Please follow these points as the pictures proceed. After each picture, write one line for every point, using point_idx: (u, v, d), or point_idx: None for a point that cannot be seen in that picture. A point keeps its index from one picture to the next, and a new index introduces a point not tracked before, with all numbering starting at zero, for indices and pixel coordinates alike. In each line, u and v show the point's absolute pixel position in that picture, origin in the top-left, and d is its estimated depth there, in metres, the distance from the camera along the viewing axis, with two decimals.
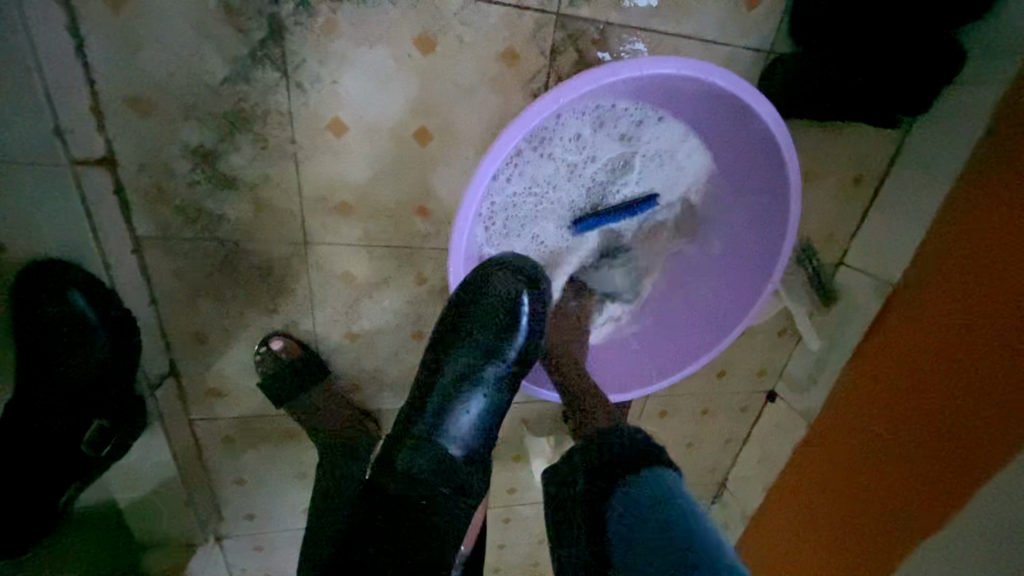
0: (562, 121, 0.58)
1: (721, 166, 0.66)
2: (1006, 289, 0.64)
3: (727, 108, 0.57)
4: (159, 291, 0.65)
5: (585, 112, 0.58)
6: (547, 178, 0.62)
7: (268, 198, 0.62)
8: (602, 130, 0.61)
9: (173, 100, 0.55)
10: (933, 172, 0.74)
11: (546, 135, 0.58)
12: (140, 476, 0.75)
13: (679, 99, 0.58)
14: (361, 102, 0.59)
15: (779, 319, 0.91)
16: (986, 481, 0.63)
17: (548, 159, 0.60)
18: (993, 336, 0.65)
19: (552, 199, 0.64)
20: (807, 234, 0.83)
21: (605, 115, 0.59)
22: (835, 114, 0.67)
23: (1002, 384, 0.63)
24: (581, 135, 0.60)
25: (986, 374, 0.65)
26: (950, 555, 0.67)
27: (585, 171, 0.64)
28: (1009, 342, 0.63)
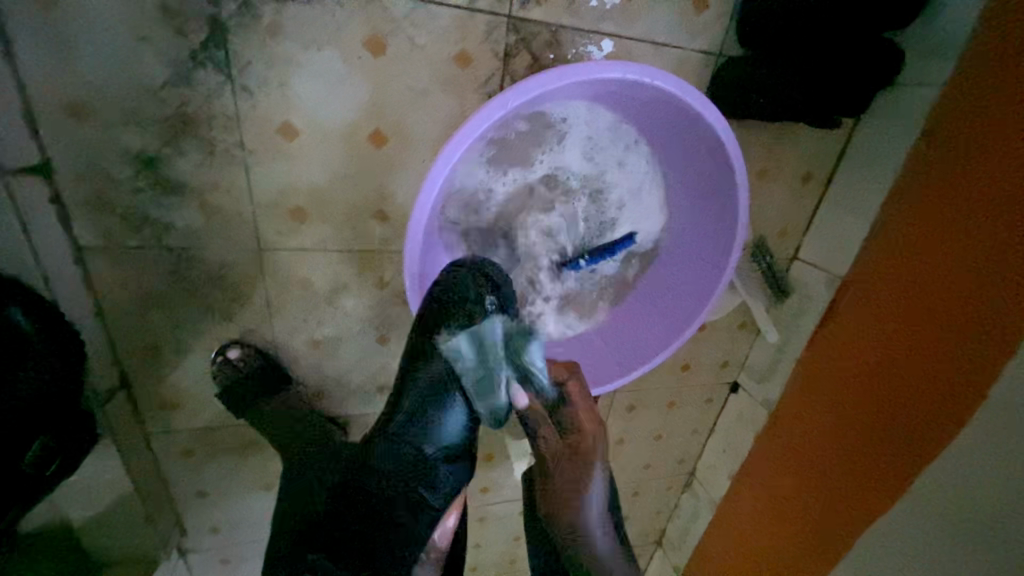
0: (533, 124, 0.59)
1: (680, 183, 0.68)
2: (943, 282, 0.67)
3: (683, 118, 0.59)
4: (105, 301, 0.63)
5: (557, 119, 0.61)
6: (512, 181, 0.63)
7: (218, 204, 0.61)
8: (578, 146, 0.64)
9: (111, 104, 0.53)
10: (876, 170, 0.77)
11: (516, 135, 0.60)
12: (93, 494, 0.72)
13: (652, 121, 0.62)
14: (312, 105, 0.58)
15: (738, 313, 0.94)
16: (924, 465, 0.67)
17: (514, 163, 0.62)
18: (930, 326, 0.68)
19: (519, 208, 0.66)
20: (762, 230, 0.85)
21: (580, 128, 0.62)
22: (785, 116, 0.69)
23: (936, 372, 0.67)
24: (559, 148, 0.63)
25: (922, 364, 0.69)
26: (899, 537, 0.70)
27: (555, 184, 0.66)
28: (944, 332, 0.66)
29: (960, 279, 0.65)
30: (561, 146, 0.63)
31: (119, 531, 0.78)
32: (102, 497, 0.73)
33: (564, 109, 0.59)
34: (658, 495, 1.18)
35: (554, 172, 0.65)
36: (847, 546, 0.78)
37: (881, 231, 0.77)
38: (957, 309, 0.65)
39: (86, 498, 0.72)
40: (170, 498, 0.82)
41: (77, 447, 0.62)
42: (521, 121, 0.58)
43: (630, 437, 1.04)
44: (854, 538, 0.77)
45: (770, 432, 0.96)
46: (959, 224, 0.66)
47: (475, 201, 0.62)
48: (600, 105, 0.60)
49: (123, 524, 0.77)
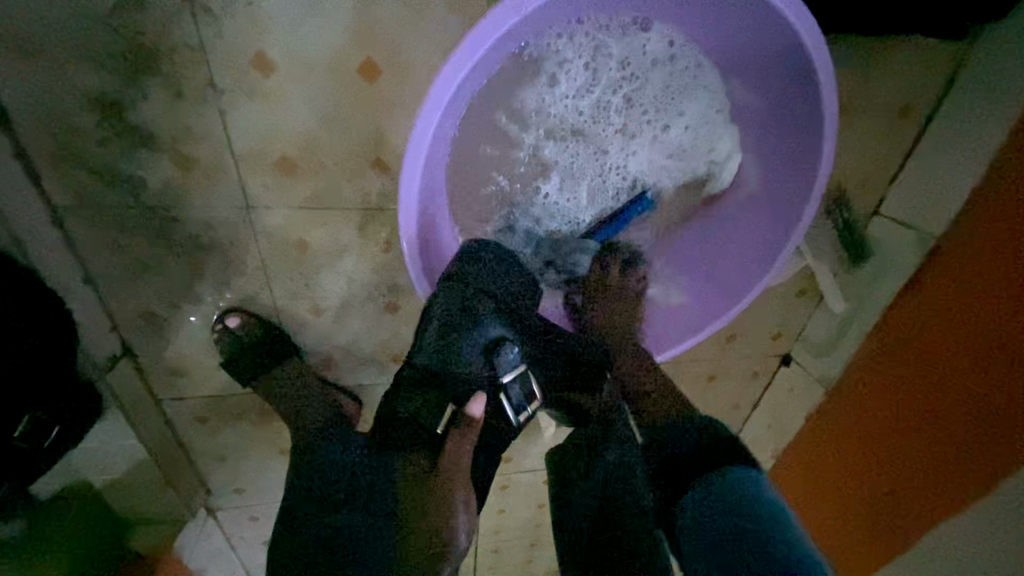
0: (619, 45, 0.50)
1: (748, 153, 0.57)
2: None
3: (771, 40, 0.46)
4: (92, 266, 0.59)
5: (640, 62, 0.52)
6: (558, 116, 0.54)
7: (195, 155, 0.53)
8: (642, 111, 0.55)
9: (59, 38, 0.46)
10: (1000, 97, 0.60)
11: (595, 57, 0.51)
12: (113, 456, 0.72)
13: (738, 80, 0.53)
14: (287, 29, 0.48)
15: (799, 277, 0.81)
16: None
17: (570, 96, 0.53)
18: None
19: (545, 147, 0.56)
20: (838, 179, 0.71)
21: (658, 87, 0.54)
22: (884, 25, 0.54)
23: None
24: (627, 103, 0.55)
25: None
26: (975, 532, 0.63)
27: (596, 144, 0.57)
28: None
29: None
30: (631, 104, 0.55)
31: (145, 491, 0.79)
32: (122, 461, 0.73)
33: (665, 44, 0.51)
34: None
35: (599, 132, 0.56)
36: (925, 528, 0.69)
37: (994, 177, 0.60)
38: None
39: (107, 460, 0.72)
40: (191, 462, 0.82)
41: (73, 416, 0.60)
42: (601, 20, 0.48)
43: None
44: (935, 525, 0.68)
45: (827, 407, 0.85)
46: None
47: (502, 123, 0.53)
48: None
49: (147, 483, 0.77)
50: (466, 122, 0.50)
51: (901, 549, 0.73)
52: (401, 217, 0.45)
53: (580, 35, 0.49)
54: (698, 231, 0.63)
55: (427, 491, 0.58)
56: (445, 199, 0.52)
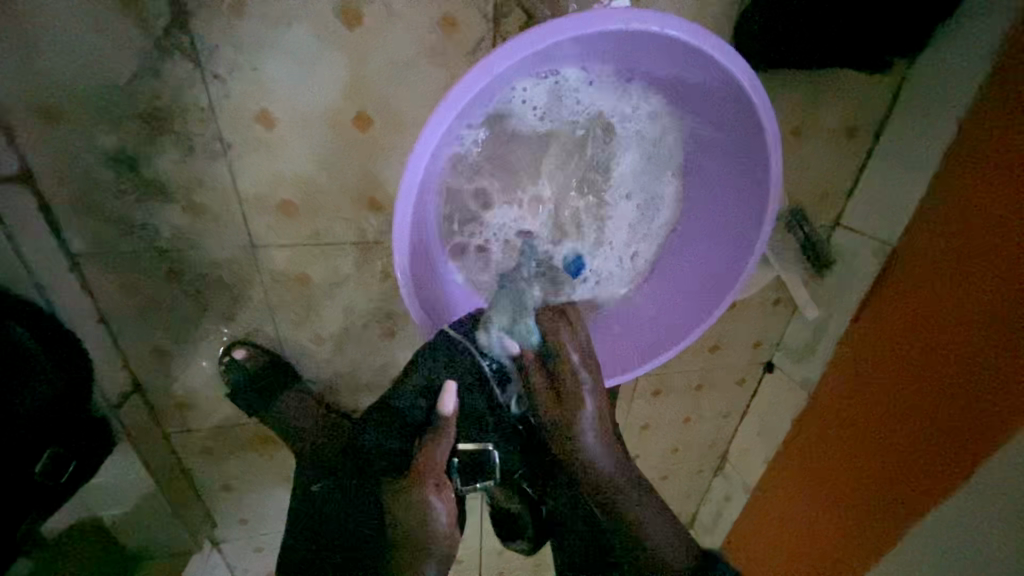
0: (583, 97, 0.56)
1: (705, 183, 0.62)
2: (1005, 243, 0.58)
3: (720, 86, 0.52)
4: (107, 307, 0.63)
5: (598, 113, 0.58)
6: (523, 160, 0.59)
7: (204, 202, 0.58)
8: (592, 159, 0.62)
9: (83, 104, 0.51)
10: (934, 117, 0.66)
11: (559, 109, 0.56)
12: (121, 491, 0.74)
13: (692, 125, 0.59)
14: (288, 88, 0.53)
15: (773, 288, 0.86)
16: (984, 453, 0.60)
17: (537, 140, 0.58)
18: (993, 294, 0.59)
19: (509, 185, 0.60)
20: (799, 195, 0.76)
21: (612, 136, 0.60)
22: (821, 60, 0.61)
23: (995, 355, 0.59)
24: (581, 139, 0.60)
25: (982, 344, 0.60)
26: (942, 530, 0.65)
27: (561, 182, 0.62)
28: (1007, 302, 0.58)
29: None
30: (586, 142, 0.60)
31: (152, 525, 0.80)
32: (130, 495, 0.75)
33: (623, 99, 0.57)
34: (690, 478, 1.14)
35: (560, 177, 0.62)
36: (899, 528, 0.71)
37: (937, 191, 0.67)
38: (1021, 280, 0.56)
39: (115, 495, 0.74)
40: (197, 493, 0.84)
41: (91, 452, 0.63)
42: (573, 73, 0.52)
43: (655, 423, 0.99)
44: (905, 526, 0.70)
45: (808, 414, 0.89)
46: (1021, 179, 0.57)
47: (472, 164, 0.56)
48: (604, 68, 0.52)
49: (154, 517, 0.79)
50: (450, 169, 0.54)
51: (877, 556, 0.74)
52: (394, 255, 0.49)
53: (554, 86, 0.53)
54: (662, 265, 0.68)
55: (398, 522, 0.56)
56: (429, 247, 0.55)
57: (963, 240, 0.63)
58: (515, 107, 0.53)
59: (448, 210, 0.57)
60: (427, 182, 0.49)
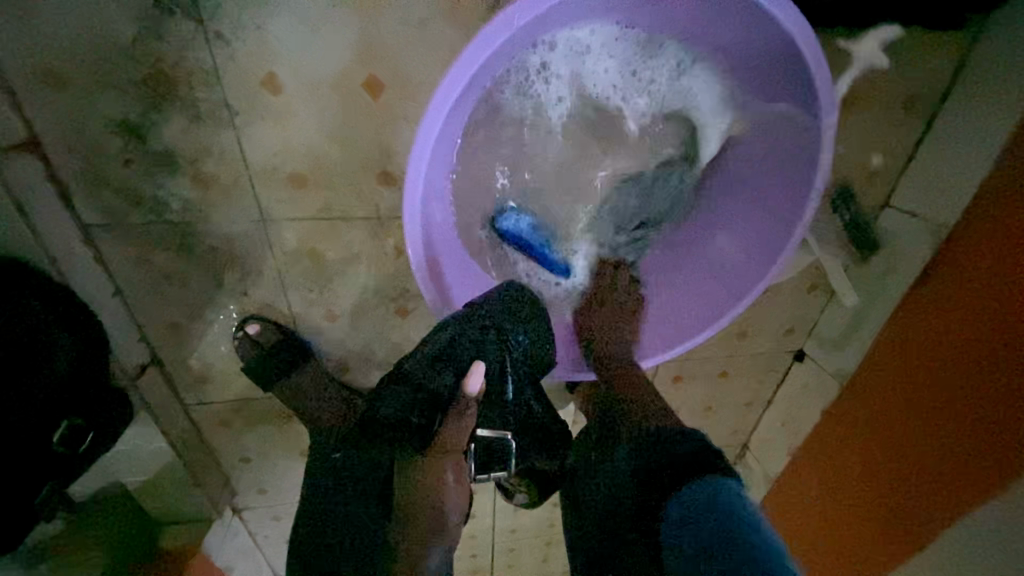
0: (629, 58, 0.53)
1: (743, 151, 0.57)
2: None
3: (769, 45, 0.46)
4: (121, 279, 0.62)
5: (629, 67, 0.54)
6: (561, 121, 0.57)
7: (212, 174, 0.56)
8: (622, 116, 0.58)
9: (85, 68, 0.49)
10: (1012, 83, 0.59)
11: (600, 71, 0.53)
12: (143, 460, 0.76)
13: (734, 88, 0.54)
14: (295, 51, 0.50)
15: (809, 272, 0.80)
16: None
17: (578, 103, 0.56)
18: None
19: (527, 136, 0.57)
20: (845, 171, 0.70)
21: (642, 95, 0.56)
22: (883, 17, 0.54)
23: None
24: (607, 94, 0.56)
25: None
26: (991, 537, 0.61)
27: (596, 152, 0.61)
28: None
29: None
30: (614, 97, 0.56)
31: (174, 492, 0.82)
32: (152, 463, 0.76)
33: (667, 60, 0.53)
34: None
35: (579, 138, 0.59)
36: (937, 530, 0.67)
37: (1001, 172, 0.60)
38: None
39: (138, 463, 0.76)
40: (217, 463, 0.85)
41: (109, 423, 0.63)
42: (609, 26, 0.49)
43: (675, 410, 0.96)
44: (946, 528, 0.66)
45: (840, 404, 0.84)
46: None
47: (499, 126, 0.54)
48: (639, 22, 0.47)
49: (175, 485, 0.81)
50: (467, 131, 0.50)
51: (912, 552, 0.71)
52: (406, 231, 0.47)
53: (595, 44, 0.50)
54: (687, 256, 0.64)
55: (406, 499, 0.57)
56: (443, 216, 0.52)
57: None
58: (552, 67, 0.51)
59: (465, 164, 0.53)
60: (441, 147, 0.46)
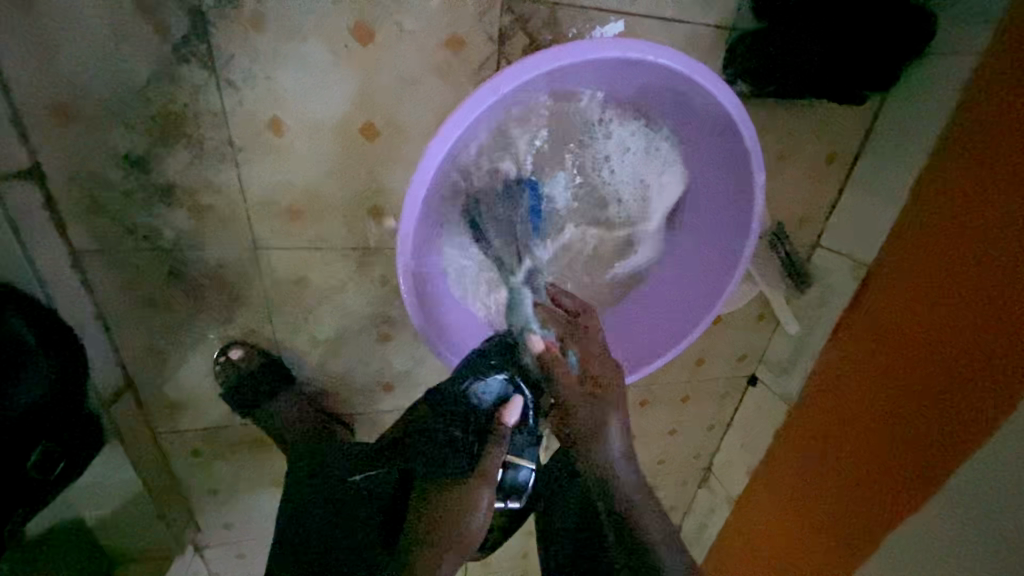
0: (636, 138, 0.61)
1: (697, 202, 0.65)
2: (991, 268, 0.60)
3: (710, 117, 0.56)
4: (106, 303, 0.63)
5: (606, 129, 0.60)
6: (563, 193, 0.63)
7: (210, 204, 0.60)
8: (612, 165, 0.62)
9: (98, 105, 0.52)
10: (907, 146, 0.71)
11: (614, 155, 0.62)
12: (107, 491, 0.73)
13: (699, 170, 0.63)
14: (300, 98, 0.56)
15: (756, 303, 0.89)
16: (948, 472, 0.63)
17: (586, 177, 0.63)
18: (973, 319, 0.62)
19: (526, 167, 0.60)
20: (781, 216, 0.80)
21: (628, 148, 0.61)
22: (800, 91, 0.65)
23: (967, 380, 0.62)
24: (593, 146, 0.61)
25: (954, 370, 0.63)
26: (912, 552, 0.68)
27: (596, 223, 0.65)
28: (977, 325, 0.61)
29: (1011, 266, 0.58)
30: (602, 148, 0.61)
31: (135, 527, 0.79)
32: (116, 496, 0.74)
33: (668, 154, 0.62)
34: (674, 491, 1.16)
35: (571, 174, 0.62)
36: (869, 547, 0.74)
37: (902, 224, 0.71)
38: (991, 307, 0.60)
39: (100, 495, 0.74)
40: (183, 496, 0.83)
41: (81, 450, 0.62)
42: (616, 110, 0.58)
43: (641, 434, 1.01)
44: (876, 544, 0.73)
45: (787, 427, 0.91)
46: (1004, 208, 0.59)
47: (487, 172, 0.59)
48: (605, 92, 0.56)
49: (137, 519, 0.78)
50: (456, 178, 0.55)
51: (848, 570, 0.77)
52: (399, 263, 0.51)
53: (610, 129, 0.60)
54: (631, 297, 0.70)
55: (424, 524, 0.56)
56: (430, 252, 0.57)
57: (946, 262, 0.65)
58: (569, 140, 0.60)
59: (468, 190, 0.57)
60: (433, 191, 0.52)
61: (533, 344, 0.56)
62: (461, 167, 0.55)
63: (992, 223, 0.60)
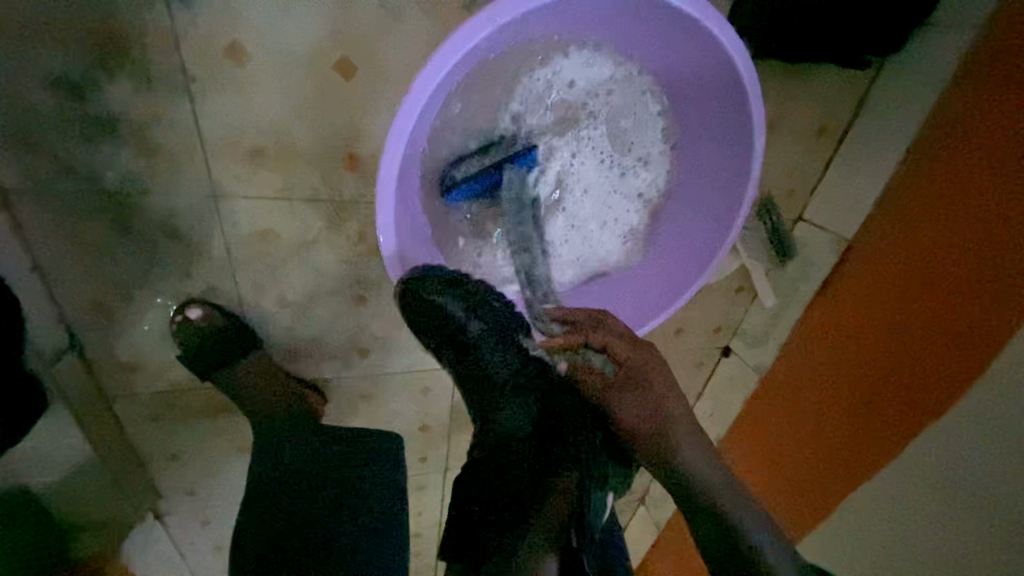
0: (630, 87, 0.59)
1: (690, 161, 0.62)
2: (988, 210, 0.61)
3: (712, 67, 0.53)
4: (42, 251, 0.56)
5: (602, 74, 0.58)
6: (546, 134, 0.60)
7: (161, 141, 0.53)
8: (606, 115, 0.60)
9: (23, 13, 0.45)
10: (897, 120, 0.71)
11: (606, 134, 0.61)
12: (51, 455, 0.68)
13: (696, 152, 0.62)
14: (267, 22, 0.50)
15: (738, 275, 0.89)
16: (936, 416, 0.66)
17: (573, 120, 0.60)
18: (960, 271, 0.63)
19: (515, 106, 0.57)
20: (769, 187, 0.80)
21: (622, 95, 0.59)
22: (799, 55, 0.63)
23: (953, 331, 0.64)
24: (590, 90, 0.58)
25: (938, 322, 0.66)
26: (894, 497, 0.71)
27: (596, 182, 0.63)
28: (965, 277, 0.63)
29: (1009, 233, 0.59)
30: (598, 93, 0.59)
31: (85, 493, 0.74)
32: (64, 460, 0.69)
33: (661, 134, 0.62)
34: None
35: (563, 120, 0.60)
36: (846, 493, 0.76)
37: (890, 193, 0.72)
38: (978, 258, 0.62)
39: (45, 461, 0.68)
40: (140, 463, 0.78)
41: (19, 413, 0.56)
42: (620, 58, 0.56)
43: None
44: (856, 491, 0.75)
45: (762, 392, 0.94)
46: (1000, 169, 0.60)
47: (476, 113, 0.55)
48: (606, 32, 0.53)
49: (90, 485, 0.73)
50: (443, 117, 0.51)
51: (823, 516, 0.80)
52: (377, 199, 0.47)
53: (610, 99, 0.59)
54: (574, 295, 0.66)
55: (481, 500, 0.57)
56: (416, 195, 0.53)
57: (945, 207, 0.65)
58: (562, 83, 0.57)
59: (451, 123, 0.54)
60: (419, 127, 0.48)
61: (561, 369, 0.58)
62: (455, 98, 0.50)
63: (980, 181, 0.62)
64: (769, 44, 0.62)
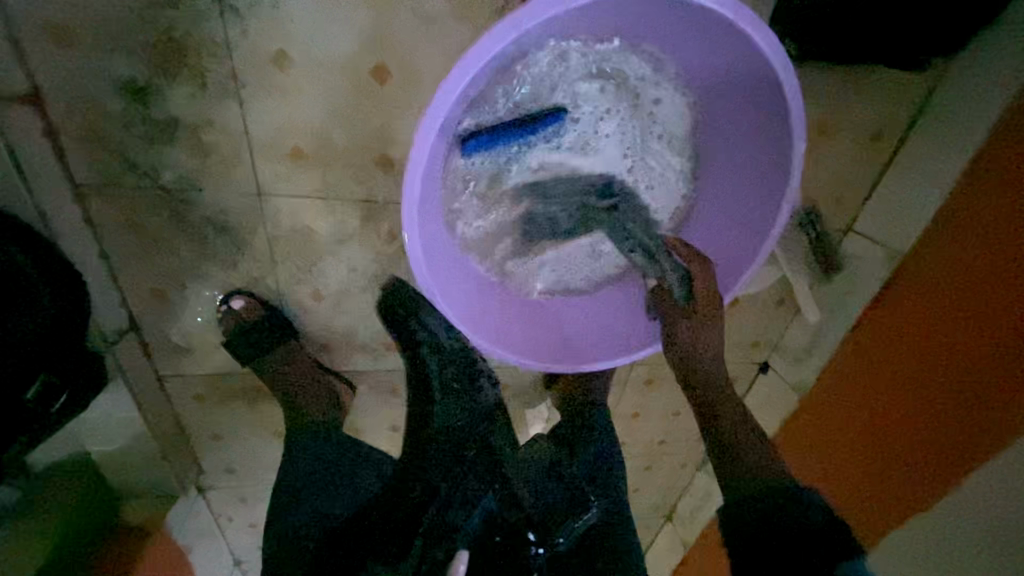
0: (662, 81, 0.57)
1: (724, 161, 0.60)
2: None
3: (750, 67, 0.51)
4: (108, 241, 0.62)
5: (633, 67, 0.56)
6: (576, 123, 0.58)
7: (212, 142, 0.57)
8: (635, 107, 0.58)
9: (97, 27, 0.50)
10: (962, 125, 0.65)
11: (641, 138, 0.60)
12: (111, 427, 0.75)
13: (733, 159, 0.60)
14: (308, 30, 0.52)
15: (778, 288, 0.85)
16: (998, 446, 0.60)
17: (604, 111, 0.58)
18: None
19: (543, 95, 0.56)
20: (814, 196, 0.75)
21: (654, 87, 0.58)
22: (850, 56, 0.59)
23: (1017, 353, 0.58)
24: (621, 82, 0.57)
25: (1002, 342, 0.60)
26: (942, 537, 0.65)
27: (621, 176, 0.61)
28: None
29: None
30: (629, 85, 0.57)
31: (138, 464, 0.81)
32: (121, 432, 0.75)
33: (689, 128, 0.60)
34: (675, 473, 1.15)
35: (592, 110, 0.58)
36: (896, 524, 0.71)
37: (953, 202, 0.66)
38: None
39: (106, 431, 0.75)
40: (187, 439, 0.84)
41: (85, 386, 0.63)
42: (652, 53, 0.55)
43: (645, 413, 0.99)
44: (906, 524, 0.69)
45: (802, 411, 0.89)
46: None
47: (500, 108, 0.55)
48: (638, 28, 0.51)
49: (142, 457, 0.80)
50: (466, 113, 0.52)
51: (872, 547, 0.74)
52: (405, 198, 0.48)
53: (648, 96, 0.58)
54: (585, 300, 0.67)
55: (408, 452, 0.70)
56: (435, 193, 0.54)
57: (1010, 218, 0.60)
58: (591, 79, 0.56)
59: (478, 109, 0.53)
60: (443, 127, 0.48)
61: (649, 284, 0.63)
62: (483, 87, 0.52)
63: None
64: (833, 34, 0.58)
